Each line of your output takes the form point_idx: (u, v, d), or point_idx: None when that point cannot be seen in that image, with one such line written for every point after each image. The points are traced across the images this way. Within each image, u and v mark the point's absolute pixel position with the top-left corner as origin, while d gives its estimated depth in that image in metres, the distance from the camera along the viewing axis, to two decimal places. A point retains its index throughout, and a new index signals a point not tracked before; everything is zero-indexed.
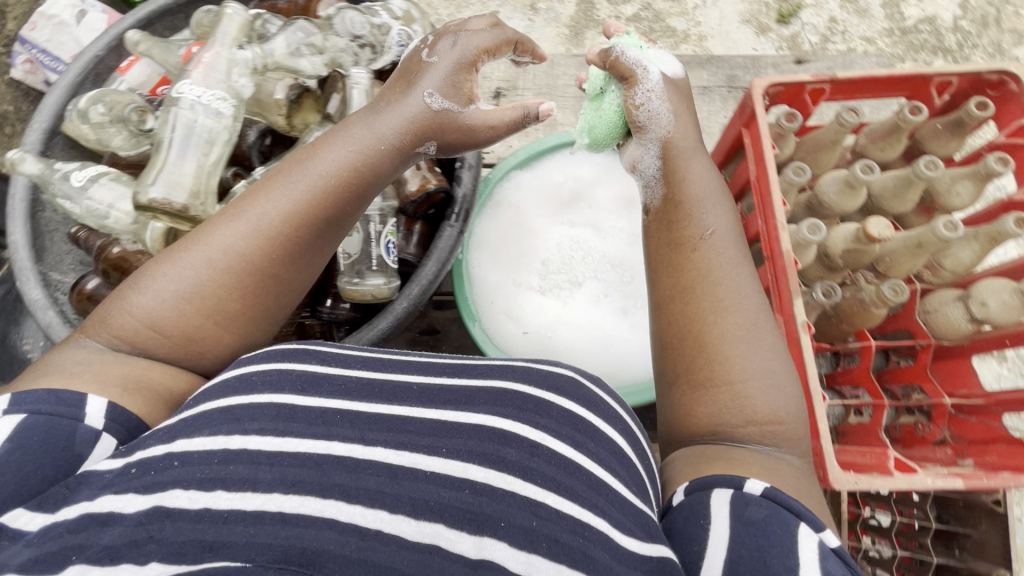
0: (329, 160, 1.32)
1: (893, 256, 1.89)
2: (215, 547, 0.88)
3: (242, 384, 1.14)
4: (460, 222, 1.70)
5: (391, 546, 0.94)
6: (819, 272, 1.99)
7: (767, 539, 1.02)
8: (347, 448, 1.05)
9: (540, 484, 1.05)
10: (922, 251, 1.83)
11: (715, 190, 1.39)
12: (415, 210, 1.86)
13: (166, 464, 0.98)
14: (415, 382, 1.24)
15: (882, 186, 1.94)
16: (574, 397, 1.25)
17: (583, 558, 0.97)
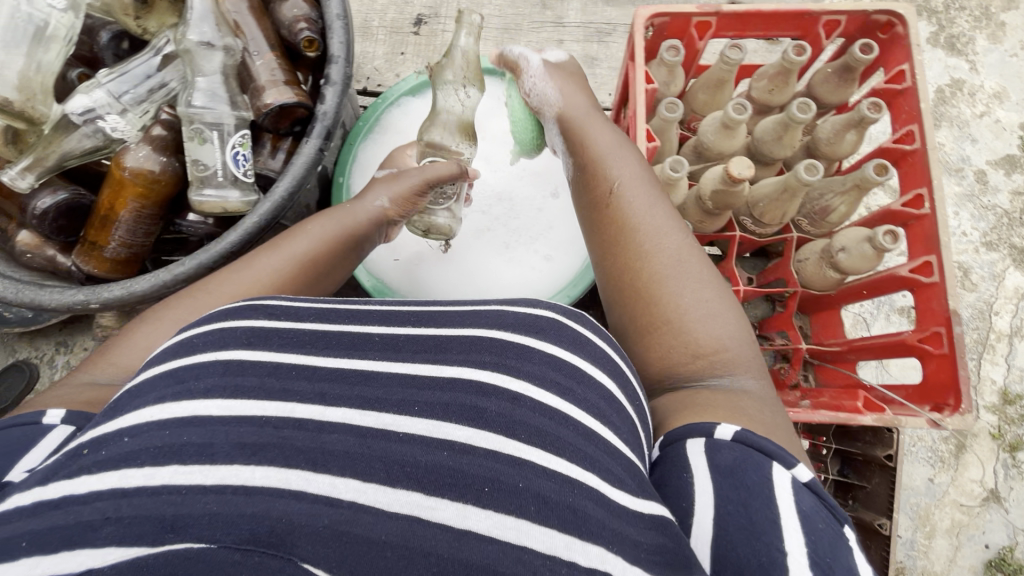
0: (312, 238, 0.76)
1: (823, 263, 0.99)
2: (181, 523, 0.39)
3: (225, 309, 0.60)
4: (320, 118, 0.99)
5: (366, 517, 0.42)
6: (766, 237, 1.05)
7: (744, 487, 0.48)
8: (309, 408, 0.49)
9: (526, 438, 0.48)
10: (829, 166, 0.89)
11: (638, 184, 0.73)
12: (276, 129, 0.82)
13: (111, 439, 0.45)
14: (377, 331, 0.61)
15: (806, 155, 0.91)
16: (559, 344, 0.58)
17: (576, 521, 0.44)
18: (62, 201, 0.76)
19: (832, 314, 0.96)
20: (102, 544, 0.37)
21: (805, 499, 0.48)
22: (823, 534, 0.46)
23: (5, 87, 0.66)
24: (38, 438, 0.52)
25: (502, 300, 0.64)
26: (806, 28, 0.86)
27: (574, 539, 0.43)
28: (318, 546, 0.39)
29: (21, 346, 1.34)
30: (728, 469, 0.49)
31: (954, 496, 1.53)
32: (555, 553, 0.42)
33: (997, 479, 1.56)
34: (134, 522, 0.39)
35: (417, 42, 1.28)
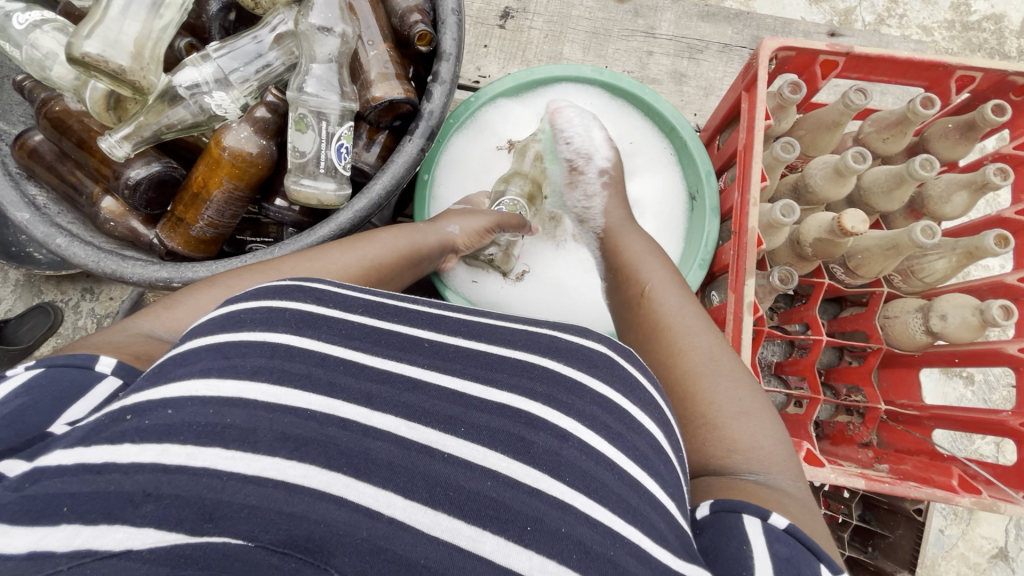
0: (385, 247, 0.71)
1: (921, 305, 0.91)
2: (220, 516, 0.36)
3: (271, 288, 0.55)
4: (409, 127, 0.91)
5: (406, 537, 0.40)
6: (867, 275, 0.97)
7: (798, 574, 0.44)
8: (355, 410, 0.46)
9: (571, 480, 0.46)
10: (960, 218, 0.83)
11: (669, 289, 0.74)
12: (376, 122, 0.79)
13: (154, 409, 0.42)
14: (426, 336, 0.56)
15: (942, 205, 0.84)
16: (611, 384, 0.54)
17: (615, 574, 0.42)
18: (155, 173, 0.74)
19: (909, 372, 0.92)
20: (140, 524, 0.35)
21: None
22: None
23: (121, 53, 0.63)
24: (85, 389, 0.46)
25: (552, 326, 0.60)
26: (936, 80, 0.82)
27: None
28: (356, 559, 0.37)
29: (47, 288, 1.30)
30: (786, 558, 0.45)
31: (962, 550, 1.40)
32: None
33: (1007, 538, 1.41)
34: (172, 506, 0.36)
35: (502, 36, 1.22)
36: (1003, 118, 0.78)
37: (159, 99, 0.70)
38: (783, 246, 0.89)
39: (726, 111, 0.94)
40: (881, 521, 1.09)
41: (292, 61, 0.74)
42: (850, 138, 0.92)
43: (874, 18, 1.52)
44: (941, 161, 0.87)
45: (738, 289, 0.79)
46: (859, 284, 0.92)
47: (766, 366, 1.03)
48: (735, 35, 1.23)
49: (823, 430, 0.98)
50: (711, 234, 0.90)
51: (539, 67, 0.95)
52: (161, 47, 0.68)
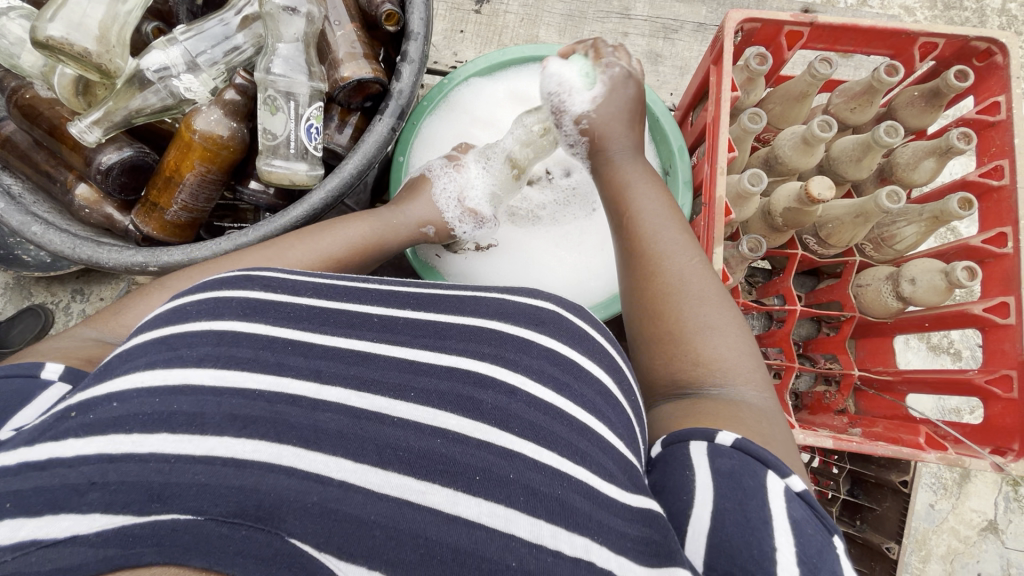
0: (340, 240, 0.69)
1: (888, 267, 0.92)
2: (169, 494, 0.35)
3: (218, 280, 0.54)
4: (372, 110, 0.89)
5: (357, 498, 0.38)
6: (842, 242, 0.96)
7: (740, 490, 0.45)
8: (305, 385, 0.45)
9: (519, 430, 0.45)
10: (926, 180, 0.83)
11: (651, 193, 0.66)
12: (347, 104, 0.80)
13: (98, 404, 0.41)
14: (375, 312, 0.55)
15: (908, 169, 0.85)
16: (558, 338, 0.54)
17: (566, 513, 0.41)
18: (127, 158, 0.74)
19: (883, 341, 0.93)
20: (88, 511, 0.34)
21: (795, 510, 0.44)
22: (811, 539, 0.43)
23: (85, 36, 0.64)
24: (30, 396, 0.46)
25: (503, 292, 0.59)
26: (899, 48, 0.84)
27: (562, 530, 0.40)
28: (307, 522, 0.35)
29: (36, 291, 1.26)
30: (728, 473, 0.46)
31: (952, 524, 1.39)
32: (541, 542, 0.39)
33: (996, 511, 1.40)
34: (120, 490, 0.35)
35: (478, 21, 1.23)
36: (966, 83, 0.79)
37: (128, 83, 0.70)
38: (755, 218, 0.91)
39: (697, 87, 0.95)
40: (869, 494, 1.05)
41: (260, 44, 0.75)
42: (820, 110, 0.93)
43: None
44: (908, 129, 0.88)
45: (705, 258, 0.82)
46: (832, 253, 0.93)
47: None
48: (711, 14, 1.23)
49: (801, 401, 0.99)
50: (683, 209, 0.91)
51: (510, 48, 0.96)
52: (128, 31, 0.69)
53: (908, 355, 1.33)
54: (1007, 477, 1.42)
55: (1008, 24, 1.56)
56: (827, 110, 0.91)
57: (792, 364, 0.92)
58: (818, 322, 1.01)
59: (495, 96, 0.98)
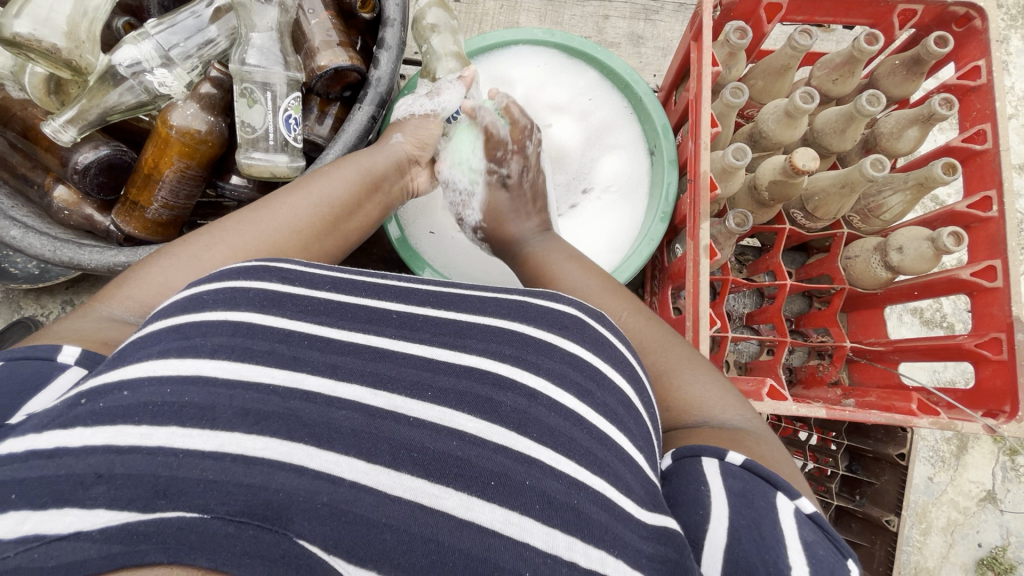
0: (335, 181, 0.66)
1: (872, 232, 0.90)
2: (175, 491, 0.33)
3: (235, 267, 0.49)
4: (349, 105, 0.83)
5: (368, 499, 0.36)
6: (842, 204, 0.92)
7: (755, 510, 0.44)
8: (318, 382, 0.42)
9: (537, 436, 0.42)
10: (908, 140, 0.84)
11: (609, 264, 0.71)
12: (326, 94, 0.79)
13: (109, 391, 0.38)
14: (394, 308, 0.50)
15: (890, 135, 0.85)
16: (580, 343, 0.49)
17: (579, 523, 0.38)
18: (104, 156, 0.74)
19: (875, 313, 0.93)
20: (92, 506, 0.32)
21: (806, 532, 0.43)
22: (823, 561, 0.42)
23: (54, 32, 0.63)
24: (47, 379, 0.43)
25: (524, 290, 0.54)
26: (878, 17, 0.85)
27: (576, 541, 0.37)
28: (316, 524, 0.33)
29: (27, 304, 1.24)
30: (741, 492, 0.45)
31: (951, 496, 1.40)
32: (556, 551, 0.37)
33: (993, 481, 1.42)
34: (127, 484, 0.33)
35: (458, 10, 1.21)
36: (946, 49, 0.79)
37: (100, 80, 0.69)
38: (742, 193, 0.90)
39: (678, 66, 0.95)
40: (867, 468, 1.06)
41: (234, 35, 0.74)
42: (802, 84, 0.93)
43: None
44: (892, 99, 0.88)
45: (695, 236, 0.81)
46: (820, 227, 0.92)
47: (738, 318, 1.04)
48: None
49: (795, 375, 0.99)
50: (670, 186, 0.91)
51: (490, 33, 0.95)
52: (98, 26, 0.68)
53: (901, 330, 1.33)
54: (1004, 447, 1.43)
55: None
56: (809, 83, 0.91)
57: (784, 338, 0.92)
58: (809, 297, 1.01)
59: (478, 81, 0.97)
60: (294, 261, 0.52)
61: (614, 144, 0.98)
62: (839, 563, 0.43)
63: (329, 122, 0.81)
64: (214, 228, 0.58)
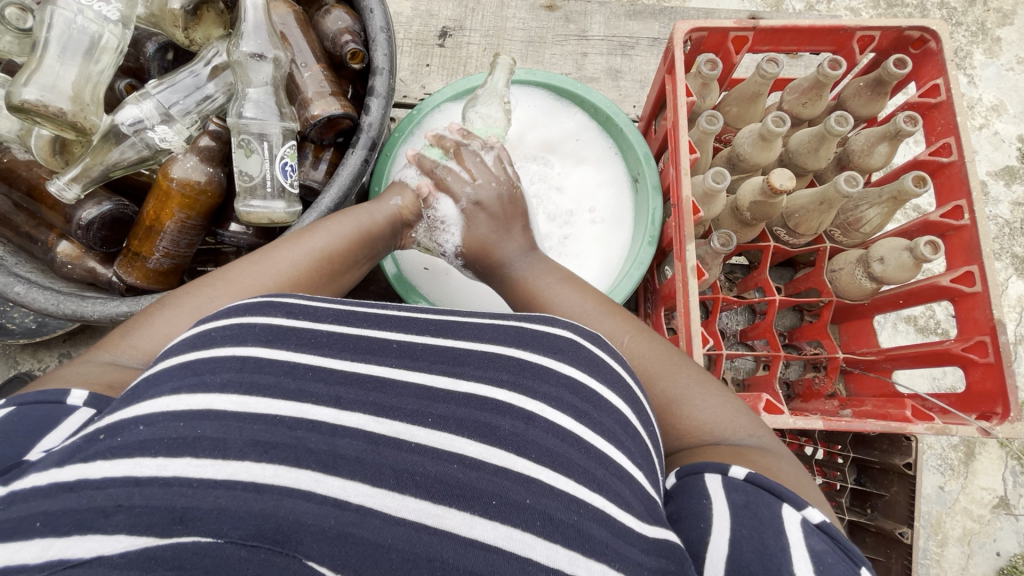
0: (331, 236, 0.68)
1: (848, 243, 0.93)
2: (192, 515, 0.34)
3: (239, 304, 0.50)
4: (338, 150, 0.86)
5: (374, 522, 0.37)
6: (782, 232, 0.94)
7: (758, 521, 0.45)
8: (325, 412, 0.42)
9: (537, 456, 0.42)
10: (877, 156, 0.88)
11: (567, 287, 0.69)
12: (319, 140, 0.83)
13: (127, 426, 0.39)
14: (395, 337, 0.51)
15: (860, 152, 0.89)
16: (576, 364, 0.50)
17: (580, 539, 0.39)
18: (106, 212, 0.76)
19: (864, 323, 0.96)
20: (112, 532, 0.33)
21: (815, 542, 0.44)
22: (832, 567, 0.42)
23: (59, 97, 0.66)
24: (57, 421, 0.44)
25: (518, 316, 0.55)
26: (840, 43, 0.89)
27: (577, 555, 0.38)
28: (324, 545, 0.34)
29: (24, 359, 1.24)
30: (743, 504, 0.46)
31: (964, 505, 1.39)
32: (558, 567, 0.37)
33: (1005, 486, 1.41)
34: (145, 512, 0.34)
35: (443, 54, 1.27)
36: (905, 70, 0.84)
37: (103, 139, 0.72)
38: (724, 214, 0.93)
39: (655, 97, 0.99)
40: (876, 480, 1.05)
41: (231, 91, 0.78)
42: (775, 108, 0.97)
43: (804, 6, 1.60)
44: (860, 117, 0.92)
45: (682, 258, 0.84)
46: (804, 242, 0.95)
47: (732, 335, 1.05)
48: (663, 29, 1.29)
49: (794, 389, 1.00)
50: (655, 211, 0.93)
51: (472, 76, 1.00)
52: (101, 89, 0.71)
53: (897, 339, 1.35)
54: (1012, 451, 1.43)
55: (947, 15, 1.63)
56: (781, 107, 0.95)
57: (778, 353, 0.93)
58: (799, 311, 1.03)
59: None
60: (299, 295, 0.54)
61: (599, 182, 1.01)
62: (851, 571, 0.43)
63: (321, 168, 0.84)
64: (216, 273, 0.61)
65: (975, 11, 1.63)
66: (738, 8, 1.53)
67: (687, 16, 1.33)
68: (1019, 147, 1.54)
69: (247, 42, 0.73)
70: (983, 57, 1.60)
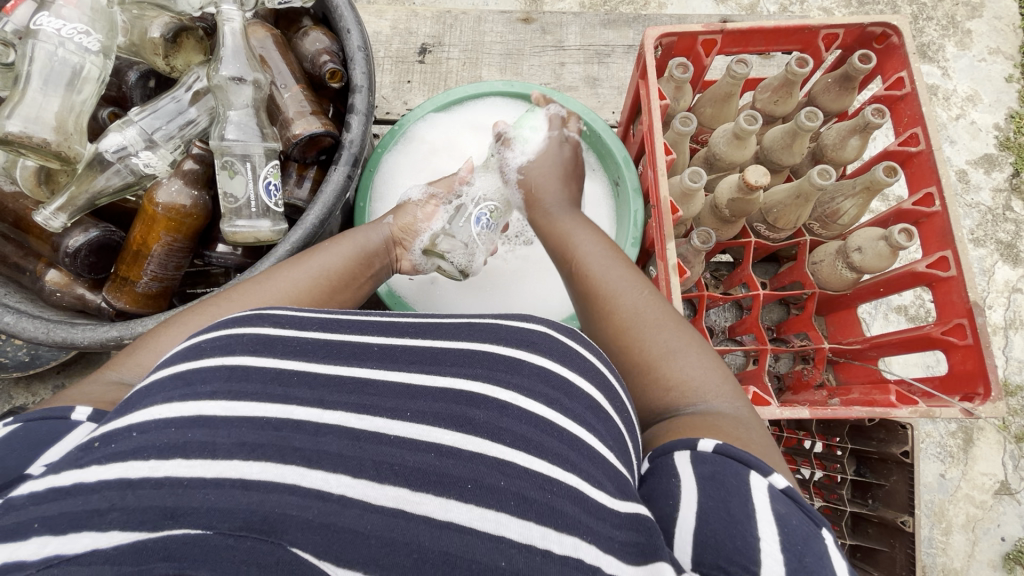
0: (333, 256, 0.70)
1: (825, 237, 0.95)
2: (181, 512, 0.35)
3: (233, 317, 0.51)
4: (323, 166, 0.88)
5: (355, 511, 0.37)
6: (762, 224, 0.95)
7: (723, 494, 0.45)
8: (308, 412, 0.43)
9: (511, 441, 0.43)
10: (850, 151, 0.90)
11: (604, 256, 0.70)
12: (303, 159, 0.84)
13: (121, 434, 0.39)
14: (376, 342, 0.52)
15: (832, 147, 0.91)
16: (548, 355, 0.51)
17: (553, 514, 0.40)
18: (94, 237, 0.77)
19: (849, 313, 0.97)
20: (106, 529, 0.33)
21: (779, 506, 0.45)
22: (795, 530, 0.43)
23: (43, 128, 0.68)
24: (60, 435, 0.45)
25: (495, 315, 0.56)
26: (806, 42, 0.92)
27: (550, 530, 0.39)
28: (308, 533, 0.35)
29: (18, 393, 1.24)
30: (709, 475, 0.47)
31: (966, 491, 1.40)
32: (531, 542, 0.38)
33: (1006, 470, 1.42)
34: (138, 509, 0.35)
35: (423, 70, 1.29)
36: (869, 65, 0.86)
37: (88, 167, 0.74)
38: (705, 212, 0.95)
39: (631, 102, 1.01)
40: (875, 471, 1.05)
41: (213, 114, 0.79)
42: (748, 107, 0.99)
43: (778, 9, 1.65)
44: (831, 113, 0.94)
45: (663, 256, 0.85)
46: (784, 237, 0.96)
47: (719, 332, 1.07)
48: (637, 36, 1.32)
49: (784, 382, 1.01)
50: (637, 214, 0.95)
51: (453, 89, 1.02)
52: (85, 118, 0.73)
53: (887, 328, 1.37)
54: (1010, 435, 1.44)
55: (918, 11, 1.67)
56: (754, 106, 0.97)
57: (765, 346, 0.94)
58: (786, 305, 1.05)
59: (452, 132, 1.03)
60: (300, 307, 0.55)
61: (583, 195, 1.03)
62: (815, 531, 0.44)
63: (307, 187, 0.85)
64: (225, 295, 0.62)
65: (945, 6, 1.67)
66: (713, 13, 1.57)
67: (661, 23, 1.36)
68: (996, 136, 1.57)
69: (228, 70, 0.74)
70: (956, 50, 1.64)
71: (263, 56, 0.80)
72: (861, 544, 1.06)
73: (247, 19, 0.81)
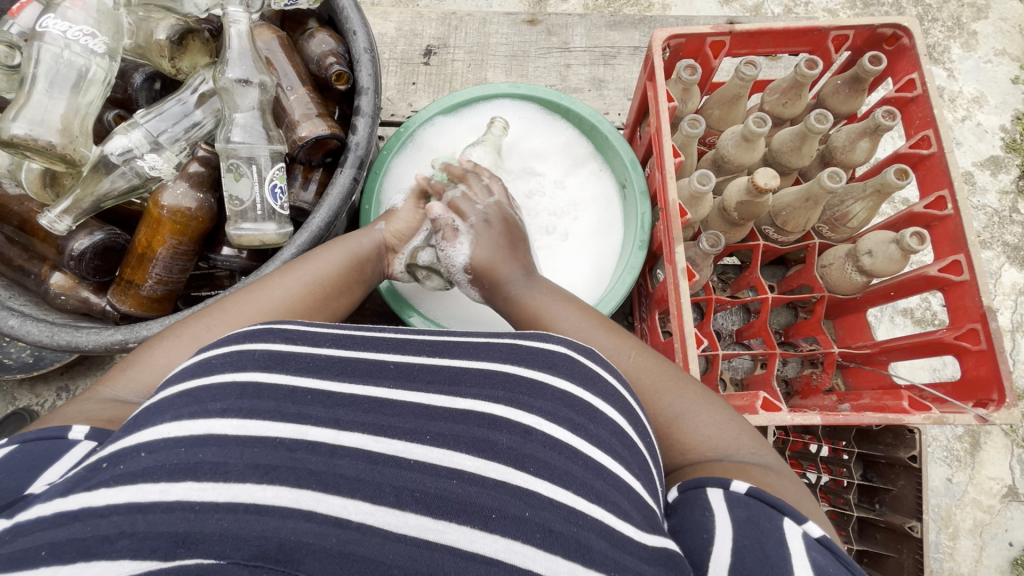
0: (325, 262, 0.69)
1: (834, 240, 0.94)
2: (194, 538, 0.34)
3: (243, 331, 0.50)
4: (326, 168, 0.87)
5: (375, 539, 0.37)
6: (770, 225, 0.94)
7: (761, 536, 0.45)
8: (324, 432, 0.43)
9: (535, 469, 0.43)
10: (860, 151, 0.89)
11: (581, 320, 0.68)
12: (308, 162, 0.84)
13: (128, 455, 0.38)
14: (392, 358, 0.51)
15: (841, 147, 0.90)
16: (571, 379, 0.50)
17: (579, 548, 0.39)
18: (98, 241, 0.76)
19: (859, 317, 0.96)
20: (117, 558, 0.33)
21: (818, 556, 0.44)
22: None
23: (48, 130, 0.67)
24: (60, 454, 0.44)
25: (514, 333, 0.55)
26: (816, 43, 0.91)
27: (578, 566, 0.38)
28: (326, 563, 0.34)
29: (22, 394, 1.23)
30: (746, 518, 0.46)
31: (973, 495, 1.39)
32: None
33: (1014, 475, 1.40)
34: (149, 536, 0.34)
35: (428, 72, 1.29)
36: (881, 66, 0.85)
37: (93, 170, 0.73)
38: (713, 215, 0.94)
39: (639, 104, 1.01)
40: (883, 476, 1.05)
41: (219, 117, 0.79)
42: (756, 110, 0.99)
43: (782, 9, 1.64)
44: (840, 115, 0.94)
45: (673, 261, 0.84)
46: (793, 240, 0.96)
47: (728, 335, 1.06)
48: (644, 37, 1.31)
49: (793, 387, 1.00)
50: (644, 215, 0.94)
51: (459, 91, 1.01)
52: (90, 121, 0.72)
53: (895, 331, 1.36)
54: (1017, 439, 1.42)
55: (923, 12, 1.66)
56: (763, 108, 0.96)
57: (774, 350, 0.93)
58: (794, 309, 1.04)
59: (458, 134, 1.03)
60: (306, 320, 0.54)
61: (588, 197, 1.03)
62: None
63: (310, 189, 0.85)
64: (216, 305, 0.61)
65: (950, 7, 1.66)
66: (717, 13, 1.56)
67: (667, 24, 1.36)
68: (1002, 138, 1.56)
69: (232, 72, 0.74)
70: (961, 51, 1.63)
71: (268, 56, 0.80)
72: (867, 549, 1.05)
73: (254, 20, 0.80)
